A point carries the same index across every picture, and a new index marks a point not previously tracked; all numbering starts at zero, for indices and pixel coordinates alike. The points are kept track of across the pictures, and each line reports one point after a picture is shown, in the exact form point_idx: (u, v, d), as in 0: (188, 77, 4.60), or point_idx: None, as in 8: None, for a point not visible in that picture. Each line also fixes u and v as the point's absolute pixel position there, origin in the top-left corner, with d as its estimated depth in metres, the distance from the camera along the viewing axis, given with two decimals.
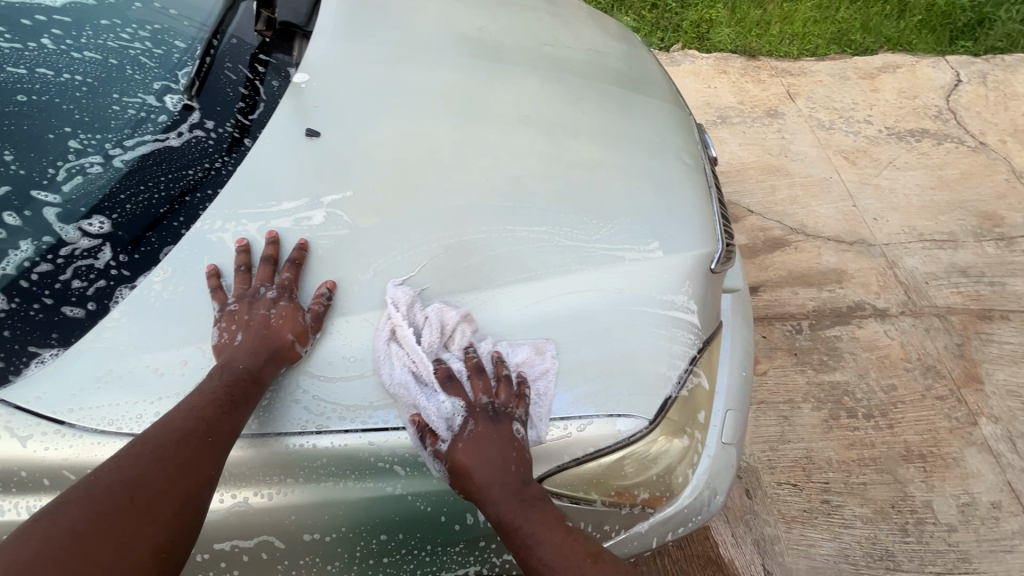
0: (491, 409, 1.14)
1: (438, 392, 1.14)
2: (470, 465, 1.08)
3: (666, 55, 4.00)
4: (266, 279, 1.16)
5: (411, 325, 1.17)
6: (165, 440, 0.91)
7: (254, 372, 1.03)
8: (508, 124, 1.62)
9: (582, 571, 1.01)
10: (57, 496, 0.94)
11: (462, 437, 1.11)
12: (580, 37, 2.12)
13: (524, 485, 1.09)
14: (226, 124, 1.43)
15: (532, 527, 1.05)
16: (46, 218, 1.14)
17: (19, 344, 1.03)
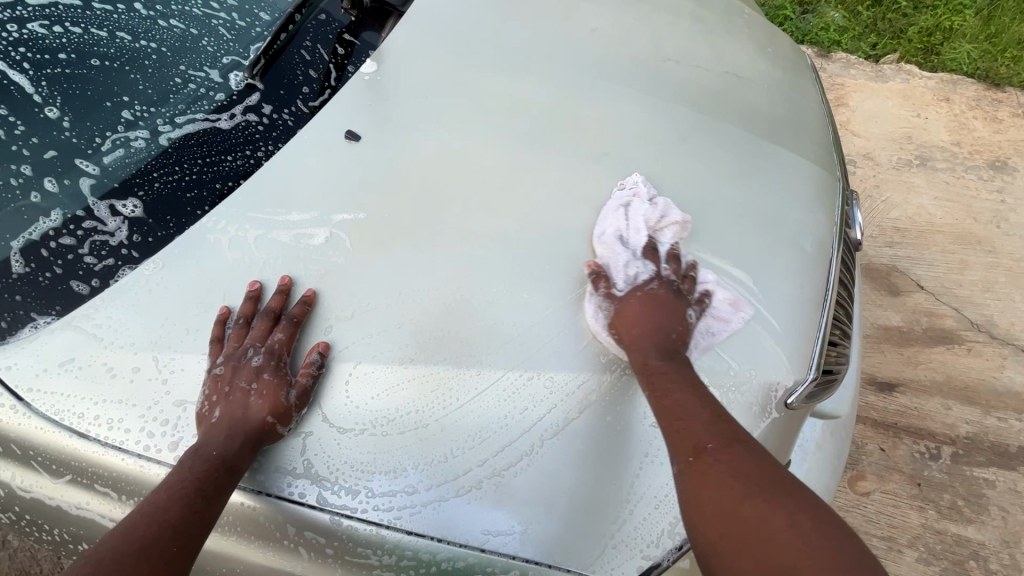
0: (676, 287, 1.22)
1: (631, 257, 1.24)
2: (631, 314, 1.15)
3: (872, 65, 3.15)
4: (257, 339, 1.05)
5: (643, 204, 1.29)
6: (122, 555, 0.84)
7: (230, 460, 0.94)
8: (580, 159, 1.35)
9: (713, 424, 1.00)
10: (6, 463, 1.02)
11: (641, 289, 1.20)
12: (719, 53, 1.71)
13: (675, 350, 1.12)
14: (281, 109, 1.36)
15: (675, 377, 1.05)
16: (81, 188, 1.15)
17: (23, 310, 1.07)
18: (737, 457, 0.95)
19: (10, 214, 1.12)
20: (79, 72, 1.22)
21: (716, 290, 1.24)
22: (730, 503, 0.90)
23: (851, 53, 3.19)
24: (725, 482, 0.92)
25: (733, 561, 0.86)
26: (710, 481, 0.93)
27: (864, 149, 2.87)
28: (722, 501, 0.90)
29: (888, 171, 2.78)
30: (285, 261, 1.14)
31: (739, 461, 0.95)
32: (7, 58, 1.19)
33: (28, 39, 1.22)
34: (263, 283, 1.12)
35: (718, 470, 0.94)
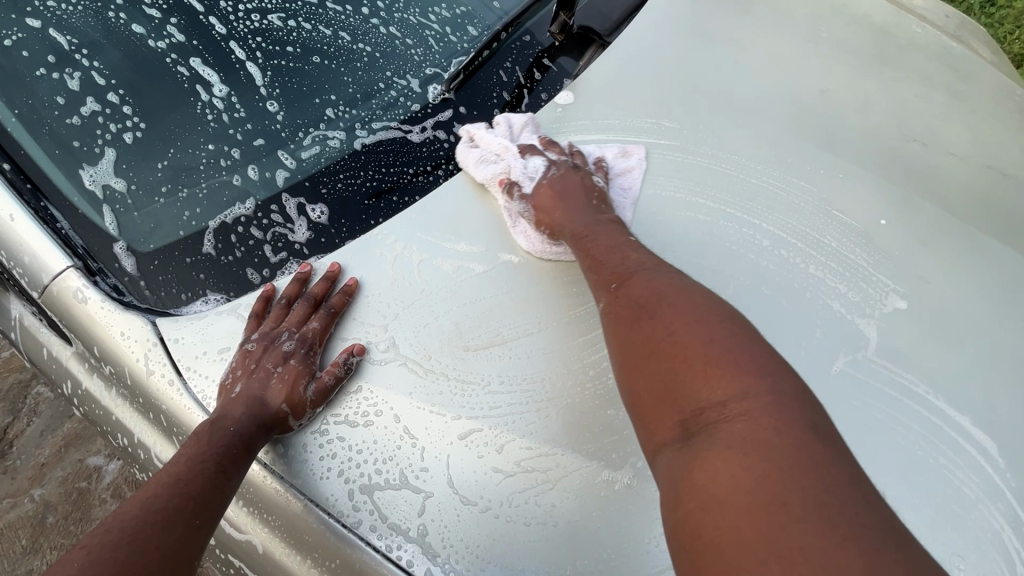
0: (573, 163, 1.26)
1: (527, 159, 1.23)
2: (551, 196, 1.20)
3: None
4: (294, 324, 1.06)
5: (500, 130, 1.27)
6: (145, 523, 0.84)
7: (246, 436, 0.94)
8: (784, 245, 1.14)
9: (625, 259, 1.02)
10: (154, 431, 1.05)
11: (545, 183, 1.22)
12: (982, 142, 1.39)
13: (599, 213, 1.17)
14: (469, 130, 1.32)
15: (597, 234, 1.10)
16: (276, 179, 1.18)
17: (202, 287, 1.10)
18: (636, 287, 0.94)
19: (213, 193, 1.16)
20: (300, 67, 1.27)
21: (752, 175, 1.23)
22: (630, 328, 0.90)
23: None
24: (630, 308, 0.92)
25: (640, 382, 0.84)
26: (616, 309, 0.94)
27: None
28: (623, 327, 0.91)
29: None
30: (442, 291, 1.07)
31: (638, 289, 0.94)
32: (245, 45, 1.24)
33: (266, 29, 1.27)
34: (315, 266, 1.13)
35: (625, 297, 0.94)
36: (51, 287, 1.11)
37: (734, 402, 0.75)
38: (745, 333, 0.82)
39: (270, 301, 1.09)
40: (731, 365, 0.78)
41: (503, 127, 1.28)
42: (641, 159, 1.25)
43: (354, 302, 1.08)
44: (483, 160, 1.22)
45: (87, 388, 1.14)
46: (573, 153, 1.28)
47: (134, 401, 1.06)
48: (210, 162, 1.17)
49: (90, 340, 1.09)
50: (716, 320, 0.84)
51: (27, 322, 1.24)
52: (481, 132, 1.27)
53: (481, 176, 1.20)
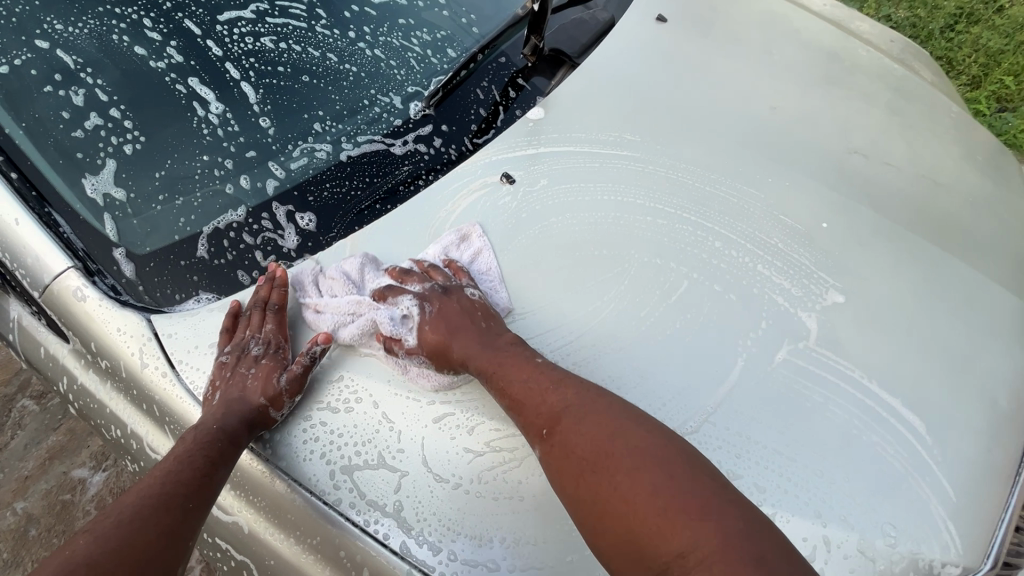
0: (437, 285, 1.17)
1: (387, 305, 1.15)
2: (441, 340, 1.10)
3: None
4: (255, 329, 1.12)
5: (337, 292, 1.17)
6: (143, 506, 0.90)
7: (231, 431, 1.00)
8: (734, 247, 1.24)
9: (551, 390, 0.99)
10: (147, 421, 1.12)
11: (420, 325, 1.12)
12: (918, 155, 1.51)
13: (494, 331, 1.10)
14: (447, 142, 1.42)
15: (507, 359, 1.03)
16: (267, 188, 1.27)
17: (194, 287, 1.18)
18: (571, 433, 0.94)
19: (208, 201, 1.25)
20: (290, 86, 1.37)
21: (705, 184, 1.34)
22: (575, 482, 0.90)
23: None
24: (573, 457, 0.92)
25: (604, 538, 0.86)
26: (556, 460, 0.93)
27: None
28: (571, 480, 0.91)
29: None
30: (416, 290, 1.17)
31: (574, 434, 0.94)
32: (239, 65, 1.35)
33: (259, 50, 1.37)
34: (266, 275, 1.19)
35: (566, 443, 0.93)
36: (52, 287, 1.18)
37: (692, 553, 0.78)
38: (688, 469, 0.86)
39: (238, 317, 1.13)
40: (677, 513, 0.82)
41: (338, 286, 1.17)
42: (482, 239, 1.24)
43: (297, 297, 1.19)
44: (340, 327, 1.12)
45: (83, 382, 1.20)
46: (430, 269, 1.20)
47: (128, 393, 1.13)
48: (204, 172, 1.26)
49: (87, 336, 1.16)
50: (659, 461, 0.87)
51: (25, 321, 1.31)
52: (320, 303, 1.17)
53: (349, 338, 1.10)
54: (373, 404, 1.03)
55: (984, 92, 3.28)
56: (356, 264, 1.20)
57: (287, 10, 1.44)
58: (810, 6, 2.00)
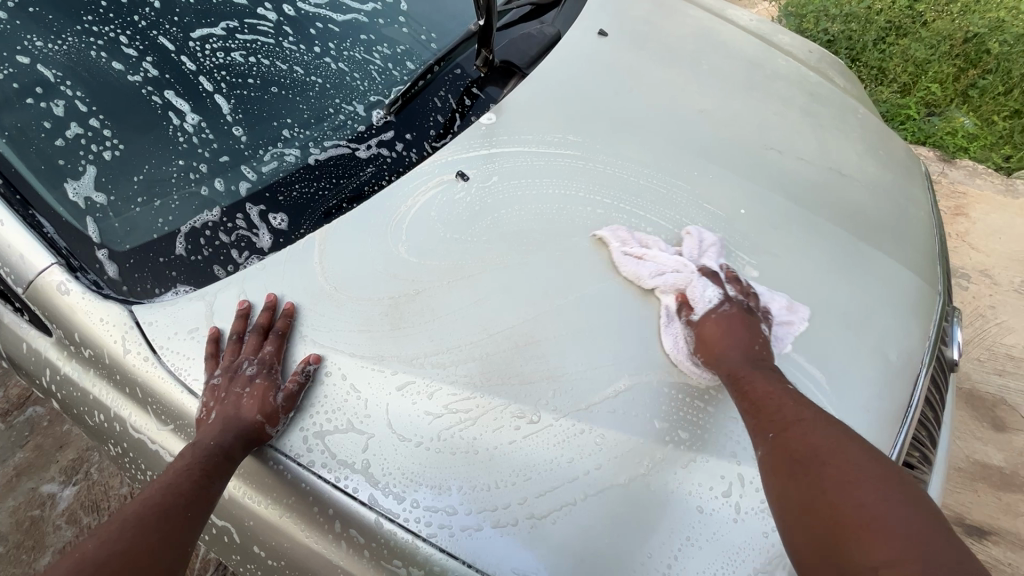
0: (744, 304, 1.29)
1: (706, 282, 1.30)
2: (717, 335, 1.22)
3: (977, 184, 3.16)
4: (251, 351, 1.16)
5: (659, 249, 1.36)
6: (145, 514, 0.97)
7: (225, 447, 1.06)
8: (664, 230, 1.40)
9: (791, 403, 1.08)
10: (130, 403, 1.20)
11: (714, 312, 1.26)
12: (826, 149, 1.72)
13: (759, 358, 1.19)
14: (407, 146, 1.55)
15: (752, 372, 1.15)
16: (240, 190, 1.39)
17: (173, 280, 1.27)
18: (798, 437, 1.03)
19: (185, 202, 1.35)
20: (260, 96, 1.49)
21: (641, 177, 1.50)
22: (788, 478, 0.99)
23: (978, 161, 3.30)
24: (795, 459, 1.00)
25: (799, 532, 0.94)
26: (776, 457, 1.03)
27: (959, 271, 2.81)
28: (786, 474, 1.00)
29: (1006, 294, 2.72)
30: (382, 275, 1.28)
31: (803, 439, 1.03)
32: (212, 78, 1.46)
33: (229, 64, 1.49)
34: (252, 302, 1.23)
35: (789, 447, 1.02)
36: (34, 283, 1.26)
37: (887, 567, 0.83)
38: (903, 496, 0.90)
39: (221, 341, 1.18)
40: (885, 530, 0.87)
41: (661, 246, 1.36)
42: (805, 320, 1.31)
43: (296, 324, 1.22)
44: (657, 272, 1.30)
45: (66, 372, 1.28)
46: (735, 284, 1.32)
47: (112, 378, 1.21)
48: (180, 176, 1.37)
49: (70, 327, 1.24)
50: (878, 483, 0.93)
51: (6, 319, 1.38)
52: (632, 245, 1.34)
53: (656, 285, 1.29)
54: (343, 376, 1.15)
55: (914, 98, 3.58)
56: (708, 240, 1.39)
57: (255, 27, 1.57)
58: (737, 22, 2.23)
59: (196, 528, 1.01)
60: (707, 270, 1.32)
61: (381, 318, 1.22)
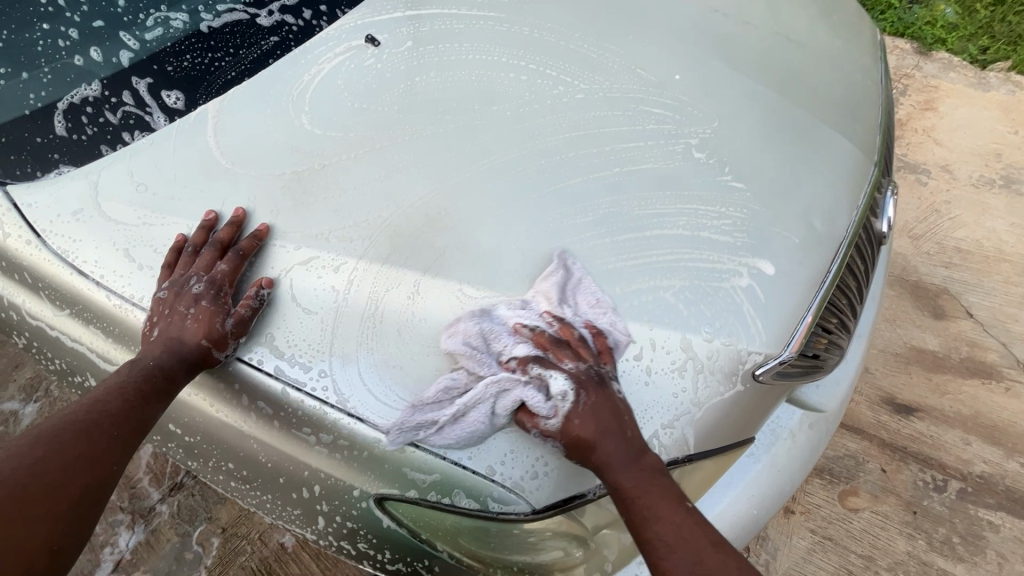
0: (591, 373, 1.05)
1: (534, 374, 1.03)
2: (585, 433, 1.00)
3: (955, 74, 2.98)
4: (202, 268, 1.07)
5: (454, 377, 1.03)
6: (64, 430, 0.97)
7: (166, 370, 1.05)
8: (591, 97, 1.31)
9: (708, 552, 0.92)
10: (21, 291, 1.14)
11: (573, 417, 1.01)
12: (775, 14, 1.59)
13: (642, 454, 1.00)
14: (314, 10, 1.37)
15: (655, 499, 0.96)
16: (120, 60, 1.23)
17: (52, 159, 1.16)
18: None
19: (58, 73, 1.21)
20: None
21: (569, 42, 1.37)
22: None
23: (954, 55, 3.04)
24: None
25: None
26: None
27: (919, 168, 2.73)
28: None
29: (965, 187, 2.66)
30: (284, 148, 1.17)
31: None
32: None
33: None
34: (221, 214, 1.11)
35: None
36: None
37: None
38: None
39: (181, 252, 1.09)
40: None
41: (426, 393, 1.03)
42: (581, 265, 1.14)
43: (265, 248, 1.10)
44: (484, 384, 1.02)
45: None
46: (549, 350, 1.06)
47: None
48: (49, 44, 1.21)
49: None
50: None
51: None
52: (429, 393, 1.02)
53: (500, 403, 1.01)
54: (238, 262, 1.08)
55: None
56: (461, 331, 1.05)
57: None
58: None
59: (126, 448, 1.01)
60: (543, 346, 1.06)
61: (281, 193, 1.13)
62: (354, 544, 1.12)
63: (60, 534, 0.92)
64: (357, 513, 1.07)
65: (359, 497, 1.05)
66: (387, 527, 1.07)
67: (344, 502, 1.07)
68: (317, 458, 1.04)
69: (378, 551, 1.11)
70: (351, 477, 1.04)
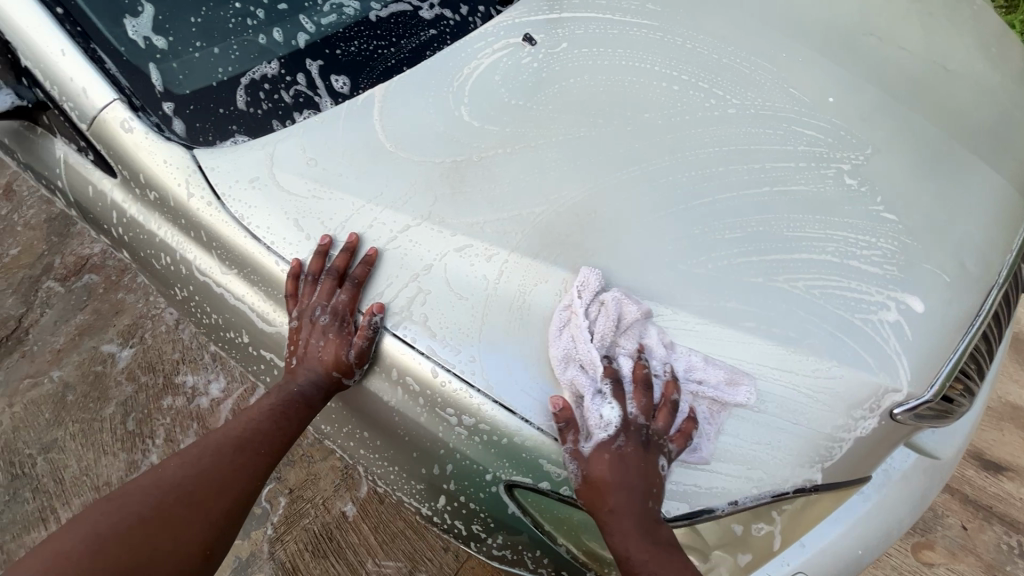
0: (645, 435, 1.03)
1: (603, 400, 1.03)
2: (606, 477, 1.01)
3: None
4: (325, 296, 1.11)
5: (587, 326, 1.06)
6: (224, 444, 1.13)
7: (304, 395, 1.15)
8: (744, 112, 1.30)
9: None
10: (195, 248, 1.23)
11: (610, 450, 1.02)
12: (931, 42, 1.53)
13: (654, 528, 1.00)
14: (471, 8, 1.42)
15: (659, 575, 0.96)
16: (297, 41, 1.32)
17: (229, 127, 1.24)
18: None
19: (242, 48, 1.29)
20: None
21: (720, 55, 1.37)
22: None
23: None
24: None
25: None
26: None
27: None
28: None
29: None
30: (445, 137, 1.22)
31: None
32: None
33: None
34: (335, 238, 1.14)
35: None
36: (98, 119, 1.21)
37: None
38: None
39: (299, 279, 1.13)
40: None
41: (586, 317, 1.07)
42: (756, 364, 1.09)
43: (399, 247, 1.13)
44: (567, 364, 1.05)
45: (132, 215, 1.30)
46: (638, 395, 1.04)
47: (176, 222, 1.23)
48: (237, 21, 1.30)
49: (134, 168, 1.23)
50: None
51: (72, 160, 1.37)
52: (580, 316, 1.07)
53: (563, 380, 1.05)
54: (380, 255, 1.13)
55: None
56: (592, 292, 1.09)
57: None
58: None
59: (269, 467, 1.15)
60: (641, 380, 1.05)
61: (440, 181, 1.18)
62: (470, 526, 1.16)
63: (212, 538, 1.06)
64: (484, 497, 1.10)
65: (490, 482, 1.08)
66: (512, 514, 1.10)
67: (473, 484, 1.10)
68: (455, 438, 1.08)
69: (493, 536, 1.15)
70: (485, 462, 1.07)
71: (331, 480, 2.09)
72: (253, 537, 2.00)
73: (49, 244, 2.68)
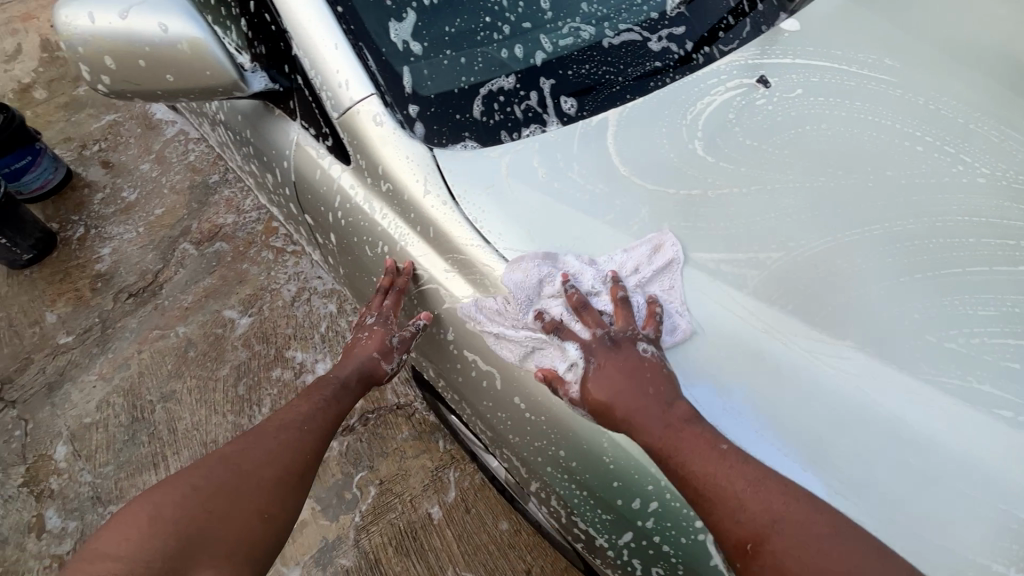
0: (609, 338, 1.12)
1: (558, 342, 1.14)
2: (603, 399, 1.07)
3: None
4: (376, 308, 1.37)
5: (516, 300, 1.15)
6: (268, 426, 1.38)
7: (344, 377, 1.50)
8: (993, 183, 1.22)
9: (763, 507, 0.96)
10: (417, 240, 1.27)
11: (588, 377, 1.10)
12: None
13: (667, 409, 1.03)
14: (696, 44, 1.41)
15: (691, 455, 0.99)
16: (535, 58, 1.35)
17: (462, 132, 1.28)
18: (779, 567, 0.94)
19: (480, 60, 1.33)
20: None
21: (968, 121, 1.30)
22: None
23: None
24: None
25: None
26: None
27: None
28: None
29: None
30: (680, 168, 1.22)
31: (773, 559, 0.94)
32: None
33: None
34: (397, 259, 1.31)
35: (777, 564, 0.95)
36: (348, 114, 1.30)
37: None
38: None
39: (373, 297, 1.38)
40: None
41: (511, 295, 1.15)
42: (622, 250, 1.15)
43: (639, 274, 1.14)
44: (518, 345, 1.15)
45: (355, 202, 1.37)
46: (557, 323, 1.15)
47: (403, 214, 1.28)
48: (484, 34, 1.36)
49: (373, 160, 1.30)
50: None
51: (304, 143, 1.47)
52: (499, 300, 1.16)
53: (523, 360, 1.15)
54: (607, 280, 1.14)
55: None
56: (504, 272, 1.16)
57: None
58: None
59: (307, 469, 1.35)
60: (576, 304, 1.13)
61: (675, 213, 1.17)
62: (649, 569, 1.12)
63: (266, 505, 1.24)
64: (686, 542, 1.05)
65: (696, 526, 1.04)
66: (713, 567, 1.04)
67: (673, 526, 1.05)
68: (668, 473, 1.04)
69: None
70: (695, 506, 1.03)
71: (421, 479, 2.09)
72: (341, 520, 2.02)
73: (190, 209, 2.89)
